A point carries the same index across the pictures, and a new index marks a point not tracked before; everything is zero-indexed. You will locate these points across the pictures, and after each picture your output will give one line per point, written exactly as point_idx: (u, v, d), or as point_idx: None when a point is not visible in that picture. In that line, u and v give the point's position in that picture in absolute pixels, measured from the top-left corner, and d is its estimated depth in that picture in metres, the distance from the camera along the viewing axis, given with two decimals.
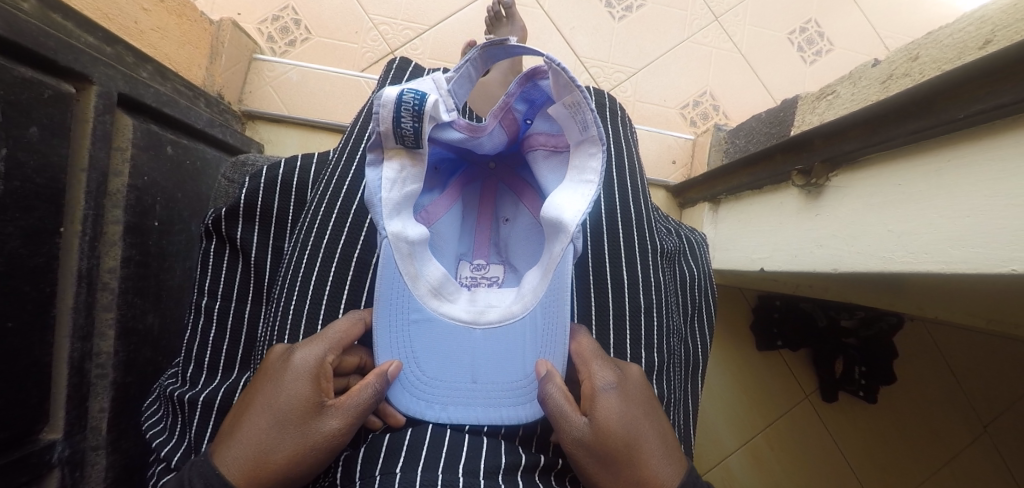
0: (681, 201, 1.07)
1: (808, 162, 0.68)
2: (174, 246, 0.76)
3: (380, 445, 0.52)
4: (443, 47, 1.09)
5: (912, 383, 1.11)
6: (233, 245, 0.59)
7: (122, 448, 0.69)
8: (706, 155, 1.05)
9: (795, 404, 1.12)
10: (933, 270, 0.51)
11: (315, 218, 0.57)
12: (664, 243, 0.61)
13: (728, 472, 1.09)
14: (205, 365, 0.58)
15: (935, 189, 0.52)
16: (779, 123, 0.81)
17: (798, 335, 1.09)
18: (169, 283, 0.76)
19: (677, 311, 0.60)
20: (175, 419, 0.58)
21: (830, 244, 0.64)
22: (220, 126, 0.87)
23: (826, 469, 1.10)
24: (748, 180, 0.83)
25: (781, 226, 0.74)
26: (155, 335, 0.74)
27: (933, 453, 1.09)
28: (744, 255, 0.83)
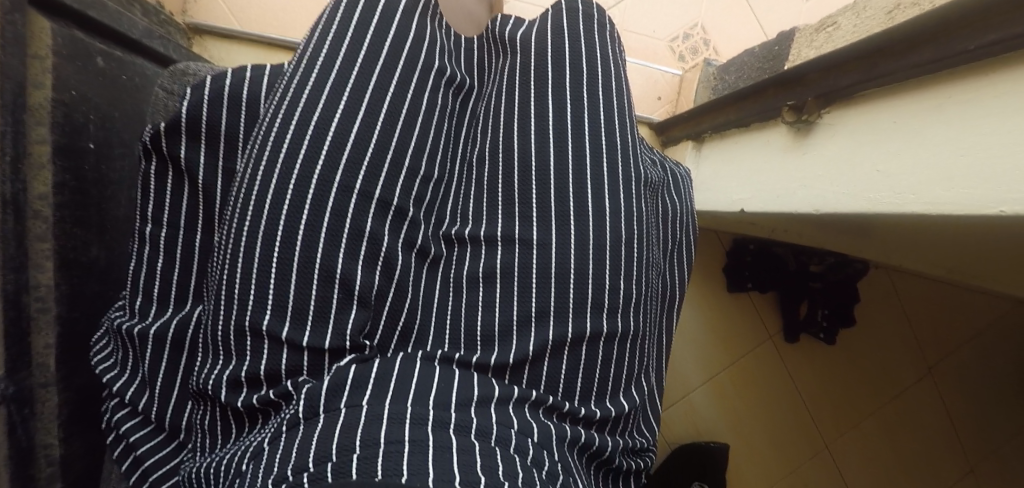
0: (664, 139, 1.03)
1: (801, 97, 0.65)
2: (116, 172, 0.69)
3: (346, 374, 0.42)
4: None
5: (870, 326, 1.14)
6: (178, 166, 0.52)
7: (75, 385, 0.64)
8: (693, 93, 1.00)
9: (759, 343, 1.14)
10: (919, 211, 0.49)
11: (270, 131, 0.46)
12: (650, 174, 0.56)
13: (691, 406, 1.13)
14: (154, 298, 0.53)
15: (932, 127, 0.49)
16: (773, 57, 0.76)
17: (768, 277, 1.10)
18: (114, 213, 0.69)
19: (659, 247, 0.56)
20: (126, 355, 0.54)
21: (816, 183, 0.62)
22: (159, 38, 0.79)
23: (782, 405, 1.14)
24: (736, 117, 0.80)
25: (767, 165, 0.72)
26: (102, 268, 0.68)
27: (880, 391, 1.15)
28: (725, 195, 0.81)
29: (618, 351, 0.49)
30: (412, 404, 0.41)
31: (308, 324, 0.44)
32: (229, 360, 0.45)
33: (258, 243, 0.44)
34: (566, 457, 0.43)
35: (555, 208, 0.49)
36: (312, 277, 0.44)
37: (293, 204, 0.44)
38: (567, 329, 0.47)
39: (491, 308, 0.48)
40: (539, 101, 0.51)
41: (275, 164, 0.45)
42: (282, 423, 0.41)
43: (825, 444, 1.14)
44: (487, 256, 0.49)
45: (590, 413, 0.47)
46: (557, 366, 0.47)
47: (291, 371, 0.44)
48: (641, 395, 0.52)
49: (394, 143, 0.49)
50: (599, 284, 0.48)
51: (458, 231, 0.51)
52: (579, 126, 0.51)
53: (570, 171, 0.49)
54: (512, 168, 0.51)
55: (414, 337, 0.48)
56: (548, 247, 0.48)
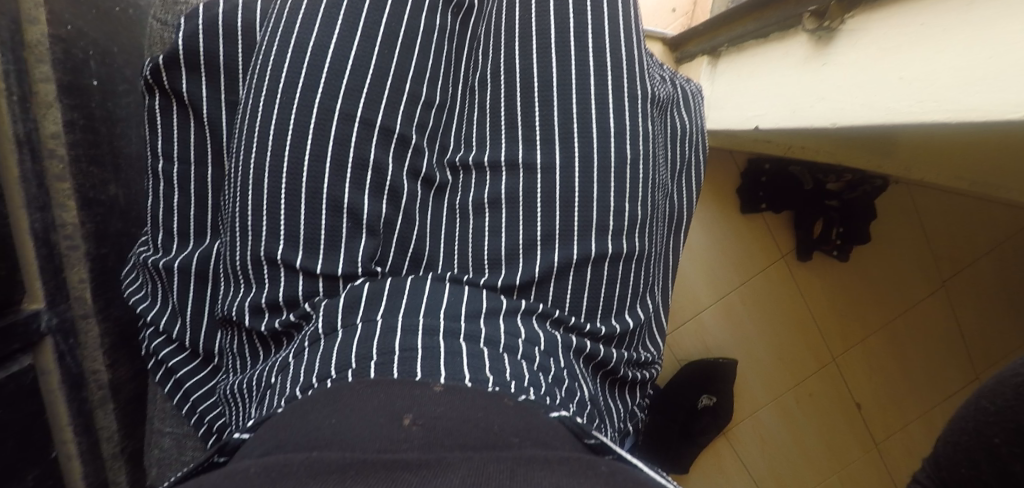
0: (678, 55, 0.99)
1: (823, 1, 0.61)
2: (123, 109, 0.69)
3: (360, 294, 0.44)
4: None
5: (886, 244, 1.14)
6: (180, 101, 0.52)
7: (114, 316, 0.69)
8: (709, 3, 0.95)
9: (770, 263, 1.14)
10: (940, 121, 0.48)
11: (267, 60, 0.46)
12: (658, 91, 0.54)
13: (700, 325, 1.16)
14: (175, 234, 0.55)
15: (958, 26, 0.47)
16: None
17: (782, 196, 1.09)
18: (126, 151, 0.70)
19: (666, 167, 0.55)
20: (155, 286, 0.57)
21: (833, 96, 0.60)
22: None
23: (791, 322, 1.16)
24: (754, 27, 0.76)
25: (784, 78, 0.69)
26: (122, 205, 0.70)
27: (891, 306, 1.15)
28: (739, 111, 0.79)
29: (623, 270, 0.50)
30: (423, 317, 0.42)
31: (320, 252, 0.45)
32: (251, 288, 0.47)
33: (267, 172, 0.45)
34: (572, 364, 0.45)
35: (558, 129, 0.48)
36: (321, 207, 0.45)
37: (297, 135, 0.45)
38: (572, 252, 0.48)
39: (497, 233, 0.49)
40: (540, 18, 0.50)
41: (276, 95, 0.45)
42: (304, 340, 0.43)
43: (833, 359, 1.17)
44: (491, 181, 0.49)
45: (596, 330, 0.49)
46: (563, 288, 0.48)
47: (307, 294, 0.45)
48: (646, 312, 0.53)
49: (393, 68, 0.48)
50: (602, 206, 0.48)
51: (462, 158, 0.51)
52: (582, 46, 0.49)
53: (574, 91, 0.48)
54: (514, 91, 0.50)
55: (426, 261, 0.49)
56: (551, 171, 0.48)
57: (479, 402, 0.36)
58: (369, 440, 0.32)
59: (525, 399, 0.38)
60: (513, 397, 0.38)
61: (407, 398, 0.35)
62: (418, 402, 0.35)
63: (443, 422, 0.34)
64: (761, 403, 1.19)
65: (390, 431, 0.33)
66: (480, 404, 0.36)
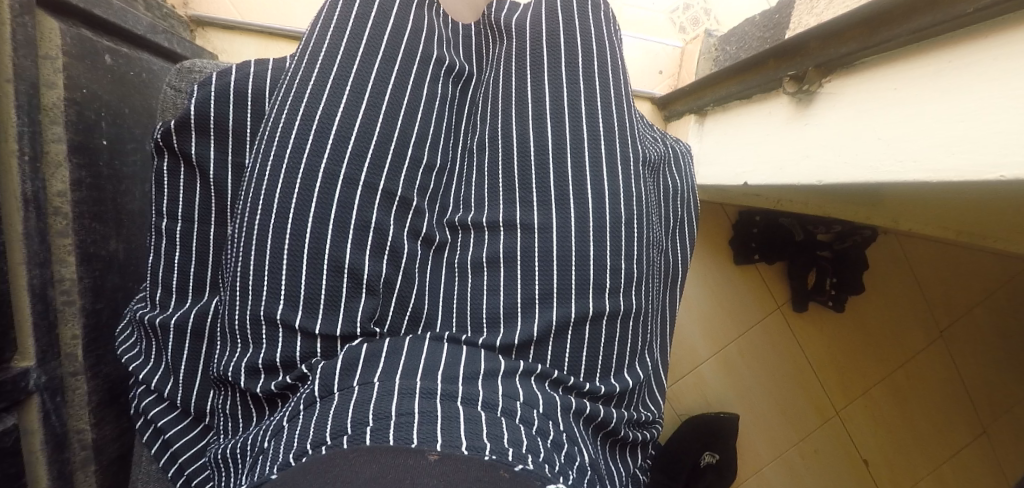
0: (666, 114, 1.03)
1: (801, 67, 0.65)
2: (129, 168, 0.71)
3: (358, 356, 0.45)
4: None
5: (880, 294, 1.15)
6: (189, 162, 0.54)
7: (103, 374, 0.67)
8: (694, 65, 0.99)
9: (766, 315, 1.15)
10: (919, 180, 0.50)
11: (276, 125, 0.48)
12: (649, 152, 0.56)
13: (700, 378, 1.15)
14: (174, 291, 0.56)
15: (931, 91, 0.49)
16: (774, 26, 0.75)
17: (774, 248, 1.11)
18: (128, 207, 0.71)
19: (660, 224, 0.57)
20: (150, 344, 0.57)
21: (816, 155, 0.62)
22: (164, 33, 0.79)
23: (791, 374, 1.15)
24: (737, 89, 0.80)
25: (768, 137, 0.72)
26: (121, 261, 0.70)
27: (890, 358, 1.15)
28: (728, 168, 0.82)
29: (621, 329, 0.50)
30: (420, 380, 0.43)
31: (320, 312, 0.46)
32: (248, 347, 0.47)
33: (270, 232, 0.46)
34: (571, 428, 0.45)
35: (553, 189, 0.50)
36: (322, 268, 0.46)
37: (301, 198, 0.46)
38: (570, 309, 0.48)
39: (496, 288, 0.49)
40: (537, 85, 0.52)
41: (283, 160, 0.46)
42: (299, 402, 0.43)
43: (834, 413, 1.15)
44: (490, 240, 0.51)
45: (596, 388, 0.49)
46: (562, 346, 0.48)
47: (305, 355, 0.46)
48: (645, 371, 0.53)
49: (396, 135, 0.50)
50: (599, 263, 0.49)
51: (461, 217, 0.52)
52: (577, 111, 0.51)
53: (568, 151, 0.50)
54: (512, 152, 0.52)
55: (424, 320, 0.49)
56: (549, 229, 0.49)
57: (475, 472, 0.36)
58: None
59: (523, 468, 0.38)
60: (511, 466, 0.37)
61: (401, 466, 0.35)
62: (413, 470, 0.35)
63: None
64: (763, 460, 1.15)
65: None
66: (477, 475, 0.36)
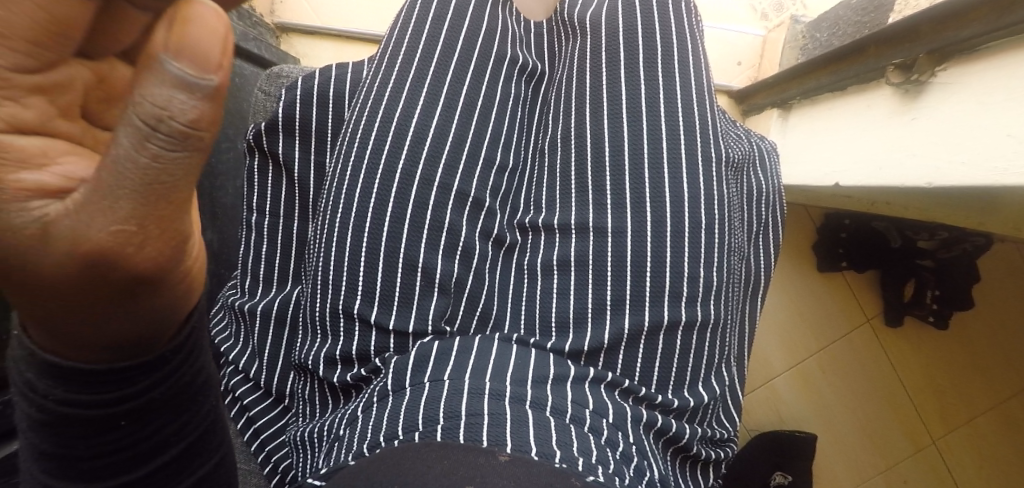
0: (746, 109, 0.98)
1: (910, 53, 0.59)
2: (223, 166, 0.76)
3: (429, 352, 0.45)
4: None
5: (990, 312, 1.03)
6: (276, 161, 0.57)
7: None
8: (779, 56, 0.93)
9: (854, 327, 1.06)
10: None
11: (355, 130, 0.49)
12: (732, 152, 0.53)
13: (775, 392, 1.08)
14: (261, 279, 0.59)
15: None
16: (874, 10, 0.69)
17: (865, 254, 1.02)
18: (222, 202, 0.76)
19: (742, 229, 0.54)
20: (240, 329, 0.60)
21: (924, 153, 0.57)
22: (252, 41, 0.83)
23: (879, 395, 1.06)
24: (830, 81, 0.74)
25: (867, 133, 0.66)
26: (215, 250, 0.76)
27: (1000, 383, 1.03)
28: (816, 167, 0.75)
29: (698, 339, 0.47)
30: (489, 380, 0.42)
31: (393, 309, 0.47)
32: (326, 340, 0.49)
33: (350, 231, 0.47)
34: (641, 439, 0.44)
35: (629, 192, 0.48)
36: (397, 267, 0.47)
37: (378, 200, 0.47)
38: (643, 317, 0.46)
39: (565, 292, 0.48)
40: (612, 83, 0.50)
41: (362, 162, 0.48)
42: (372, 395, 0.44)
43: (931, 441, 1.04)
44: (561, 242, 0.49)
45: (666, 401, 0.47)
46: (634, 354, 0.47)
47: (378, 349, 0.47)
48: (721, 385, 0.50)
49: (470, 136, 0.50)
50: (676, 269, 0.47)
51: (532, 219, 0.51)
52: (655, 108, 0.49)
53: (644, 151, 0.48)
54: (585, 152, 0.50)
55: (493, 321, 0.49)
56: (623, 233, 0.47)
57: (544, 477, 0.35)
58: None
59: (594, 480, 0.37)
60: (582, 476, 0.36)
61: (470, 465, 0.35)
62: (484, 470, 0.35)
63: None
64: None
65: None
66: (546, 480, 0.34)
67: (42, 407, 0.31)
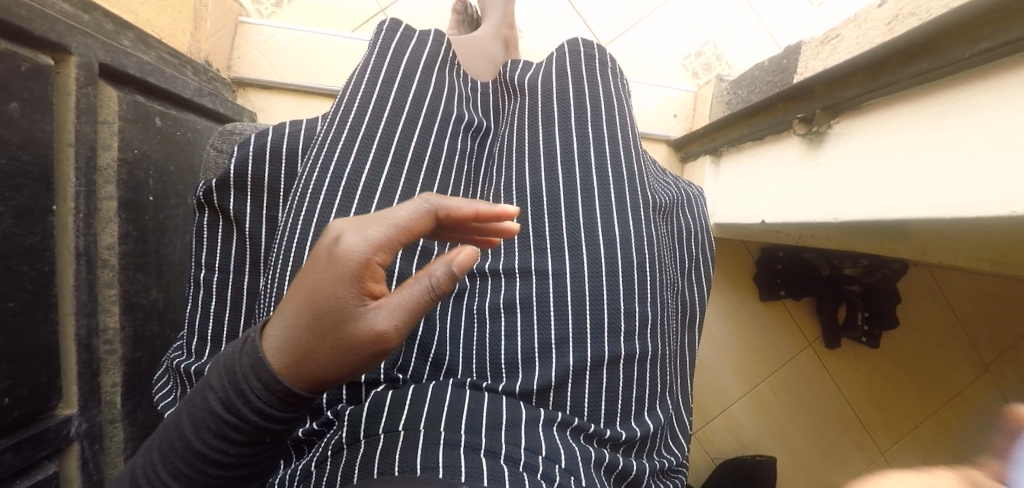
0: (684, 155, 1.05)
1: (809, 110, 0.67)
2: (172, 221, 0.76)
3: (384, 401, 0.47)
4: (429, 8, 1.05)
5: (917, 329, 1.12)
6: (226, 216, 0.58)
7: (139, 420, 0.71)
8: (708, 108, 1.01)
9: (798, 352, 1.13)
10: (933, 217, 0.50)
11: (307, 185, 0.51)
12: (659, 195, 0.58)
13: (732, 419, 1.12)
14: (208, 339, 0.59)
15: (934, 133, 0.50)
16: (783, 70, 0.77)
17: (801, 286, 1.09)
18: (170, 258, 0.75)
19: (673, 269, 0.58)
20: (182, 390, 0.59)
21: (830, 191, 0.63)
22: (208, 94, 0.86)
23: (830, 414, 1.12)
24: (750, 131, 0.82)
25: (782, 177, 0.73)
26: (160, 308, 0.74)
27: (934, 394, 1.11)
28: (745, 207, 0.83)
29: (638, 373, 0.51)
30: (444, 429, 0.44)
31: None
32: None
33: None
34: (591, 475, 0.46)
35: (565, 238, 0.52)
36: None
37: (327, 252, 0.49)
38: (585, 353, 0.50)
39: (510, 336, 0.51)
40: (546, 138, 0.55)
41: (313, 216, 0.50)
42: (327, 448, 0.46)
43: (879, 454, 1.10)
44: (506, 286, 0.52)
45: (616, 434, 0.49)
46: (580, 390, 0.49)
47: (331, 401, 0.49)
48: (665, 414, 0.53)
49: (417, 190, 0.53)
50: (613, 307, 0.50)
51: (478, 266, 0.54)
52: (586, 160, 0.54)
53: (577, 199, 0.53)
54: (526, 200, 0.54)
55: (446, 365, 0.50)
56: (562, 276, 0.51)
57: None
58: None
59: None
60: None
61: None
62: None
63: None
64: None
65: None
66: None
67: (239, 410, 0.39)
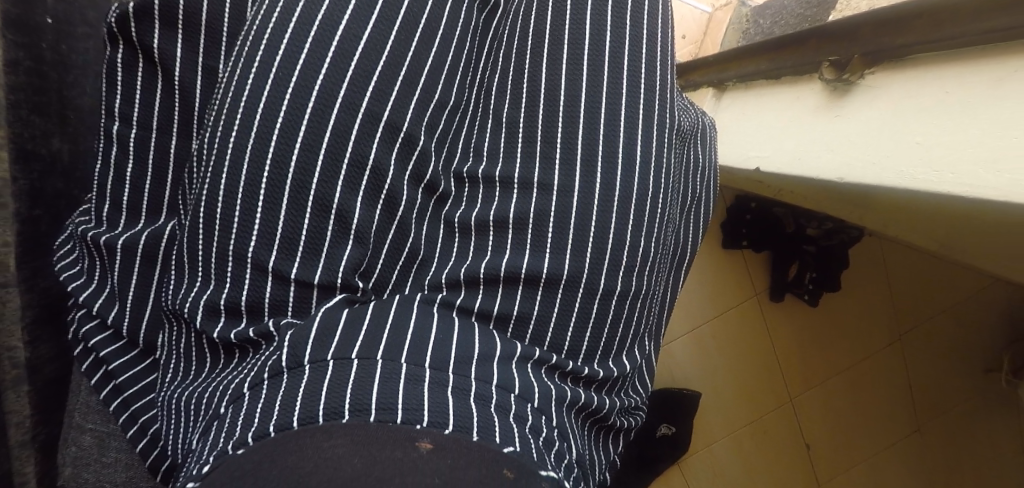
0: (681, 82, 0.97)
1: (845, 53, 0.60)
2: (79, 56, 0.64)
3: (338, 318, 0.42)
4: None
5: (852, 295, 1.18)
6: (149, 57, 0.45)
7: (40, 288, 0.61)
8: (721, 36, 0.93)
9: (744, 301, 1.14)
10: (956, 193, 0.47)
11: (262, 22, 0.42)
12: (682, 120, 0.54)
13: (668, 355, 1.13)
14: (124, 207, 0.49)
15: (988, 101, 0.45)
16: (819, 2, 0.70)
17: (764, 238, 1.10)
18: (76, 102, 0.64)
19: (679, 204, 0.54)
20: (93, 263, 0.52)
21: (850, 153, 0.58)
22: None
23: (758, 364, 1.16)
24: (766, 67, 0.74)
25: (793, 125, 0.68)
26: (65, 163, 0.63)
27: (849, 352, 1.18)
28: (738, 149, 0.78)
29: (617, 308, 0.49)
30: (407, 348, 0.40)
31: (298, 256, 0.42)
32: (209, 285, 0.43)
33: (247, 155, 0.41)
34: (564, 423, 0.45)
35: (579, 153, 0.48)
36: (306, 206, 0.42)
37: (284, 129, 0.41)
38: (563, 265, 0.48)
39: (503, 241, 0.48)
40: (556, 28, 0.49)
41: (269, 72, 0.41)
42: (263, 367, 0.39)
43: (789, 400, 1.16)
44: (484, 203, 0.49)
45: (578, 369, 0.48)
46: (551, 302, 0.48)
47: (274, 306, 0.43)
48: (641, 355, 0.55)
49: (406, 67, 0.45)
50: (602, 232, 0.48)
51: (469, 170, 0.50)
52: (611, 64, 0.49)
53: (583, 85, 0.48)
54: (535, 105, 0.49)
55: (421, 257, 0.48)
56: (568, 193, 0.48)
57: (473, 457, 0.34)
58: (395, 472, 0.31)
59: (513, 449, 0.37)
60: (499, 448, 0.36)
61: (387, 449, 0.33)
62: (405, 451, 0.33)
63: (454, 456, 0.34)
64: (715, 438, 1.14)
65: (408, 453, 0.33)
66: (471, 453, 0.35)
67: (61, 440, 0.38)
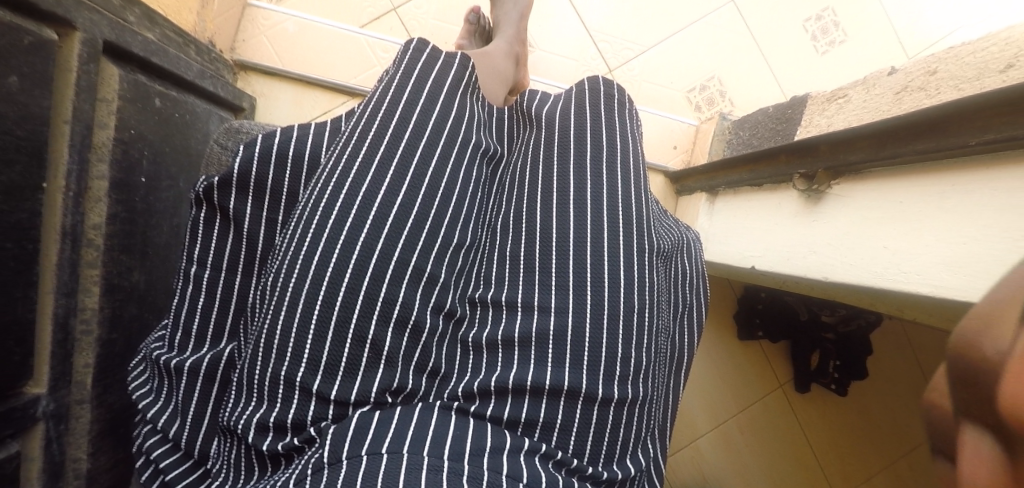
0: (678, 189, 1.07)
1: (812, 167, 0.68)
2: (161, 203, 0.77)
3: (369, 424, 0.49)
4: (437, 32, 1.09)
5: (885, 382, 1.15)
6: (224, 215, 0.57)
7: (108, 403, 0.70)
8: (708, 144, 1.03)
9: (767, 392, 1.15)
10: (921, 291, 0.52)
11: (321, 191, 0.53)
12: (661, 242, 0.61)
13: (698, 451, 1.13)
14: (193, 334, 0.59)
15: (933, 211, 0.52)
16: (787, 120, 0.80)
17: (780, 327, 1.12)
18: (155, 240, 0.77)
19: (668, 312, 0.61)
20: (162, 383, 0.60)
21: (826, 252, 0.64)
22: (210, 78, 0.89)
23: (792, 458, 1.14)
24: (748, 176, 0.83)
25: (776, 228, 0.75)
26: (141, 291, 0.74)
27: (891, 444, 1.15)
28: (732, 248, 0.85)
29: (616, 414, 0.54)
30: (429, 451, 0.47)
31: (338, 378, 0.50)
32: (261, 406, 0.51)
33: (303, 296, 0.50)
34: None
35: (573, 277, 0.56)
36: (346, 339, 0.50)
37: (335, 271, 0.51)
38: (564, 375, 0.53)
39: (512, 350, 0.55)
40: (550, 175, 0.60)
41: (324, 232, 0.51)
42: (307, 466, 0.47)
43: None
44: (492, 322, 0.56)
45: (583, 466, 0.53)
46: (556, 408, 0.53)
47: (314, 418, 0.50)
48: (646, 459, 0.59)
49: (431, 216, 0.55)
50: (598, 341, 0.54)
51: (481, 295, 0.57)
52: (600, 198, 0.58)
53: (571, 217, 0.58)
54: (533, 233, 0.58)
55: (442, 373, 0.55)
56: (566, 314, 0.55)
57: None
58: None
59: None
60: None
61: None
62: None
63: None
64: None
65: None
66: None
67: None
